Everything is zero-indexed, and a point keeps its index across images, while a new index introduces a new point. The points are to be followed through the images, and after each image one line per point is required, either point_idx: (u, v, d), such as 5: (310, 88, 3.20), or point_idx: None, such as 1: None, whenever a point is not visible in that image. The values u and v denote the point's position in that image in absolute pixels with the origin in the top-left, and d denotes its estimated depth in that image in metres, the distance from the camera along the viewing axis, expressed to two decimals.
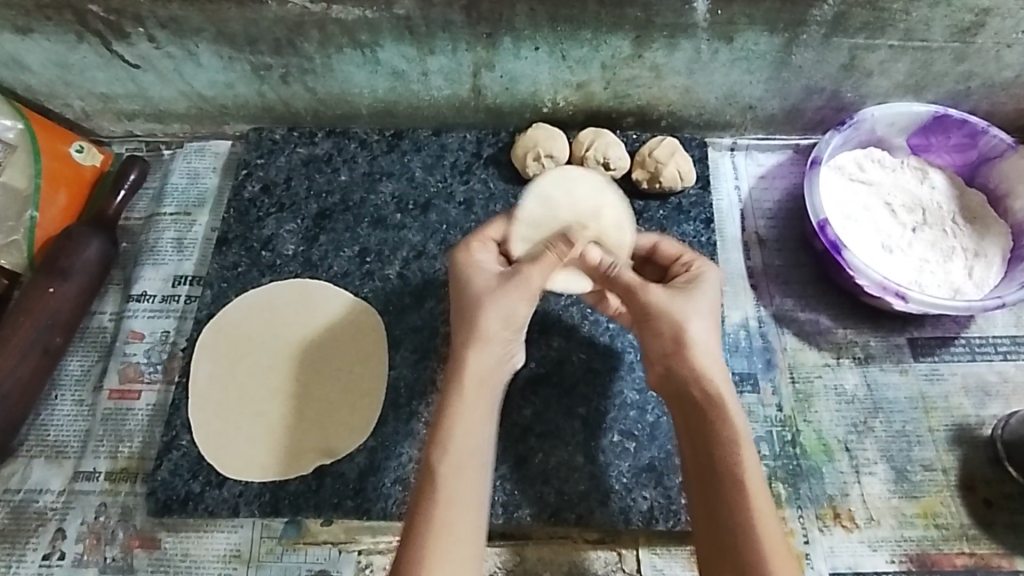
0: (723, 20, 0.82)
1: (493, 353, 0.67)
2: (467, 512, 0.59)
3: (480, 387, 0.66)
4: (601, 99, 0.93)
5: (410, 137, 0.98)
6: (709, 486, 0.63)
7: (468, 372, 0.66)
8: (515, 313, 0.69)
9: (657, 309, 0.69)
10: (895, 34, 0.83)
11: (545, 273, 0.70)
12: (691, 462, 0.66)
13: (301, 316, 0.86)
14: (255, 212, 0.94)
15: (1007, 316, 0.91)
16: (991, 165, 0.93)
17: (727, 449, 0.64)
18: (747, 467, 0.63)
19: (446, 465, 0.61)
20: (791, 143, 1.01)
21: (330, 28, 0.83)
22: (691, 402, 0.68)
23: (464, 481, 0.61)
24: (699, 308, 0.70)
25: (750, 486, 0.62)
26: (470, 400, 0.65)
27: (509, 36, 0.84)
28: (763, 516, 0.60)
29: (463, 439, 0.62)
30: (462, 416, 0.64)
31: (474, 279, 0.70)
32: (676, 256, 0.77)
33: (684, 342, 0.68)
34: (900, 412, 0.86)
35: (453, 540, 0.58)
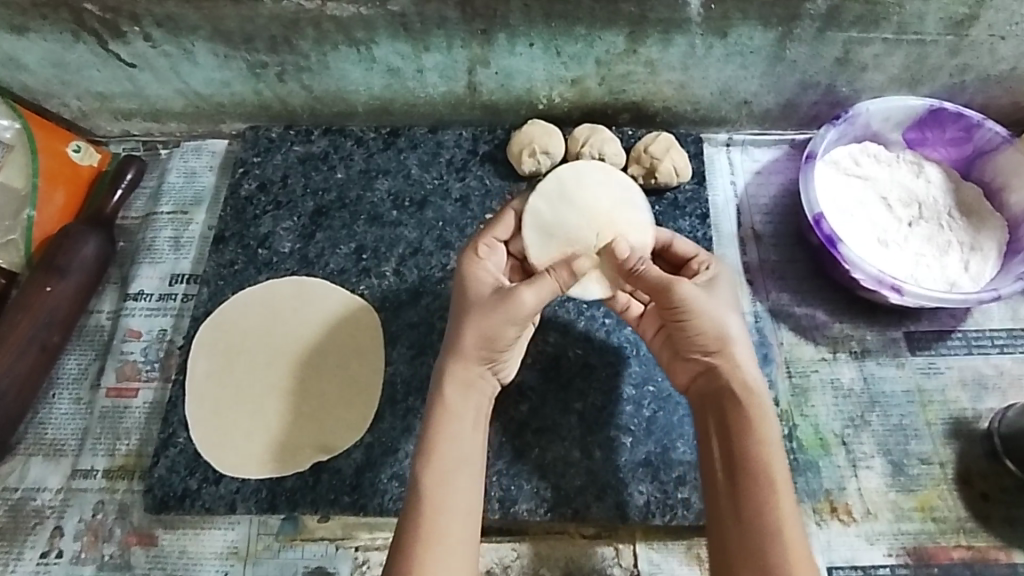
0: (717, 14, 0.82)
1: (475, 367, 0.68)
2: (460, 521, 0.61)
3: (463, 397, 0.67)
4: (596, 95, 0.94)
5: (406, 134, 0.98)
6: (740, 482, 0.63)
7: (449, 381, 0.67)
8: (499, 335, 0.68)
9: (698, 307, 0.69)
10: (890, 27, 0.83)
11: (539, 294, 0.67)
12: (720, 458, 0.66)
13: (297, 313, 0.87)
14: (252, 210, 0.94)
15: (1004, 309, 0.91)
16: (987, 159, 0.93)
17: (761, 447, 0.64)
18: (778, 469, 0.63)
19: (430, 476, 0.63)
20: (787, 138, 1.01)
21: (325, 25, 0.83)
22: (723, 399, 0.68)
23: (451, 490, 0.62)
24: (733, 310, 0.71)
25: (779, 485, 0.62)
26: (458, 412, 0.67)
27: (504, 32, 0.84)
28: (792, 518, 0.61)
29: (449, 449, 0.64)
30: (446, 427, 0.65)
31: (474, 289, 0.69)
32: (690, 256, 0.78)
33: (724, 342, 0.69)
34: (897, 405, 0.86)
35: (447, 547, 0.59)
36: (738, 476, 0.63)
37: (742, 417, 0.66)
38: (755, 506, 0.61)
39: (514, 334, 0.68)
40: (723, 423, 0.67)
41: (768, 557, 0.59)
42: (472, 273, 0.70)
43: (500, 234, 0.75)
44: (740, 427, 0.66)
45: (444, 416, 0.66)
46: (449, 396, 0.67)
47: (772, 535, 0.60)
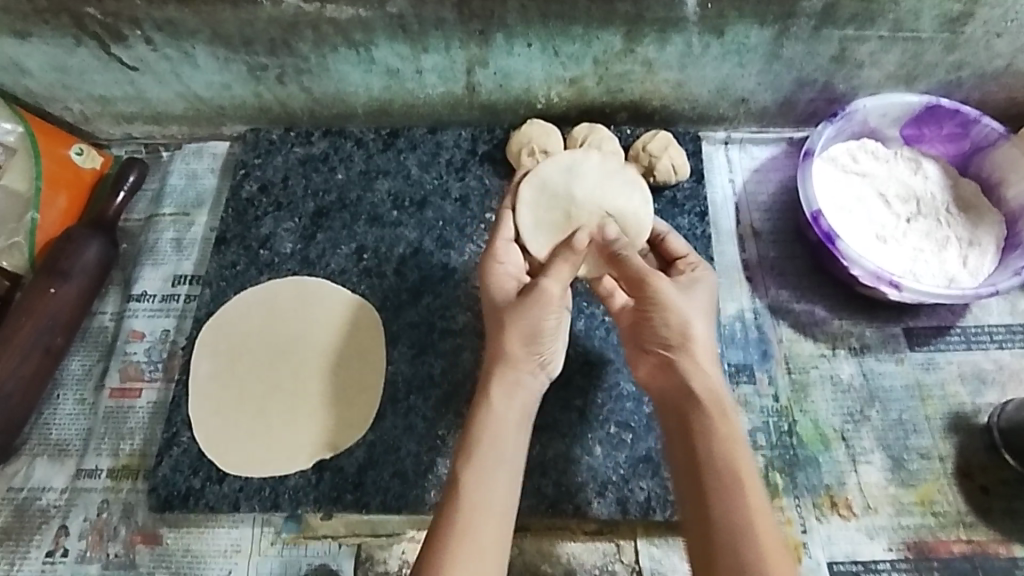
0: (714, 13, 0.82)
1: (529, 367, 0.70)
2: (493, 523, 0.61)
3: (508, 401, 0.68)
4: (594, 94, 0.94)
5: (406, 135, 0.99)
6: (706, 480, 0.63)
7: (496, 382, 0.68)
8: (537, 328, 0.69)
9: (666, 304, 0.69)
10: (885, 24, 0.84)
11: (562, 282, 0.70)
12: (688, 458, 0.65)
13: (298, 312, 0.87)
14: (253, 212, 0.94)
15: (1003, 304, 0.92)
16: (984, 155, 0.94)
17: (725, 445, 0.64)
18: (745, 467, 0.63)
19: (472, 476, 0.63)
20: (784, 136, 1.01)
21: (324, 28, 0.84)
22: (688, 397, 0.68)
23: (488, 491, 0.62)
24: (698, 307, 0.71)
25: (748, 484, 0.62)
26: (508, 416, 0.67)
27: (502, 33, 0.85)
28: (762, 518, 0.60)
29: (492, 450, 0.64)
30: (492, 425, 0.66)
31: (498, 294, 0.72)
32: (680, 254, 0.79)
33: (689, 340, 0.69)
34: (896, 400, 0.86)
35: (477, 547, 0.59)
36: (701, 475, 0.64)
37: (706, 415, 0.66)
38: (723, 505, 0.61)
39: (551, 321, 0.69)
40: (687, 421, 0.67)
41: (742, 557, 0.58)
42: (494, 279, 0.73)
43: (511, 234, 0.77)
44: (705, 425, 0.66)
45: (488, 416, 0.66)
46: (497, 402, 0.67)
47: (738, 530, 0.60)
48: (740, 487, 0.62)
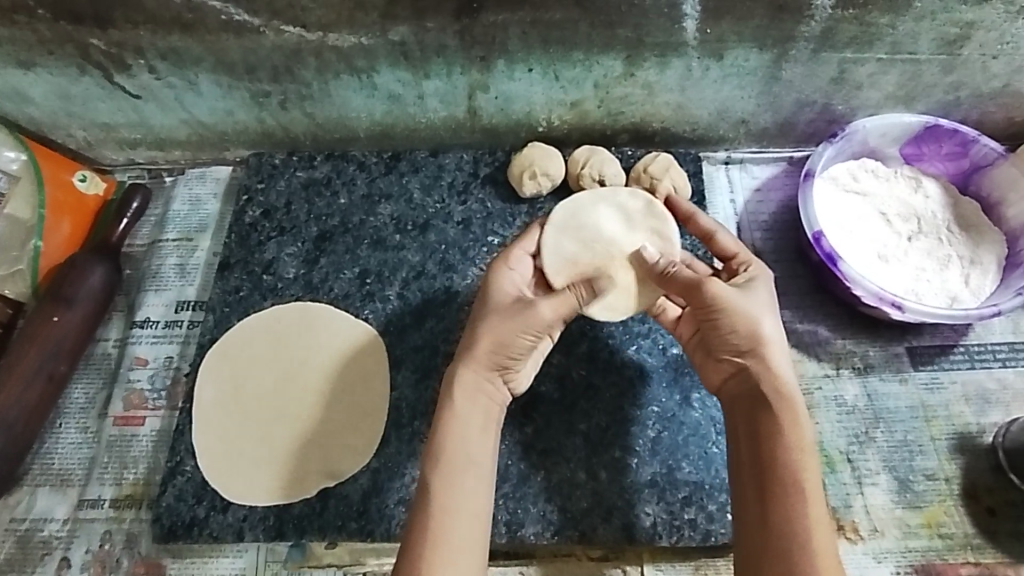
0: (713, 38, 0.82)
1: (483, 371, 0.70)
2: (469, 525, 0.62)
3: (472, 405, 0.68)
4: (595, 116, 0.95)
5: (408, 158, 1.01)
6: (768, 484, 0.63)
7: (458, 387, 0.69)
8: (511, 343, 0.70)
9: (729, 306, 0.69)
10: (883, 47, 0.83)
11: (556, 308, 0.71)
12: (750, 457, 0.66)
13: (302, 337, 0.88)
14: (256, 237, 0.96)
15: (1005, 323, 0.92)
16: (984, 174, 0.94)
17: (790, 453, 0.64)
18: (809, 476, 0.63)
19: (440, 484, 0.63)
20: (784, 156, 1.01)
21: (326, 55, 0.84)
22: (754, 399, 0.68)
23: (460, 495, 0.63)
24: (765, 307, 0.71)
25: (810, 495, 0.62)
26: (462, 415, 0.68)
27: (503, 59, 0.85)
28: (821, 531, 0.60)
29: (457, 452, 0.65)
30: (454, 429, 0.66)
31: (495, 295, 0.73)
32: (732, 253, 0.78)
33: (759, 343, 0.69)
34: (901, 421, 0.86)
35: (453, 550, 0.60)
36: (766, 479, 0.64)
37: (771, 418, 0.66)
38: (782, 509, 0.62)
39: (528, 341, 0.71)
40: (755, 424, 0.67)
41: (796, 562, 0.59)
42: (496, 278, 0.74)
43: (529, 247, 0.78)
44: (771, 429, 0.66)
45: (450, 420, 0.67)
46: (450, 408, 0.68)
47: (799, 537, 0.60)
48: (800, 496, 0.62)
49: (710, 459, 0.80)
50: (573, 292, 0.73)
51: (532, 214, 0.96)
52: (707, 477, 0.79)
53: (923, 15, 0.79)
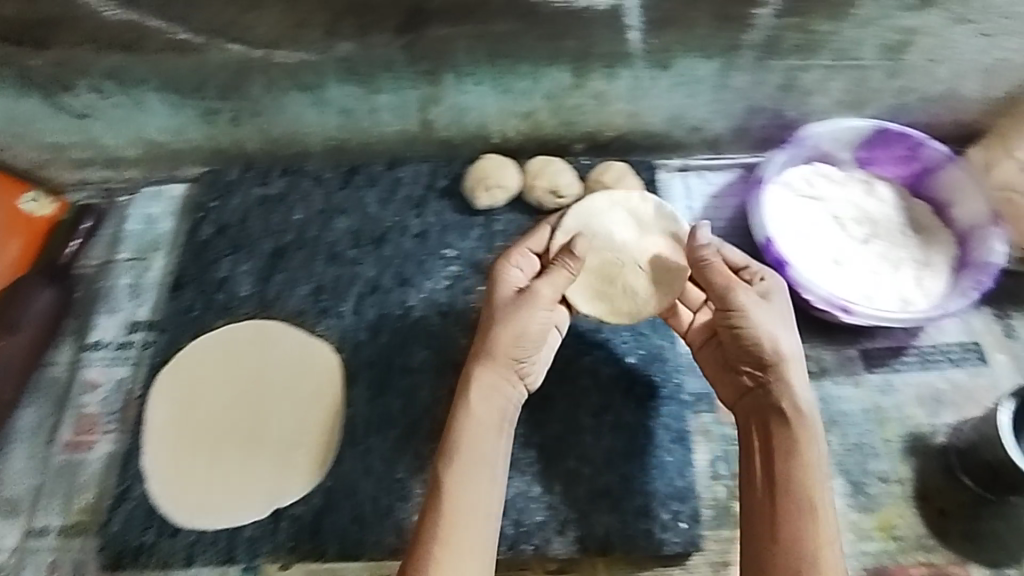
0: (659, 48, 0.82)
1: (501, 369, 0.73)
2: (478, 521, 0.66)
3: (487, 403, 0.72)
4: (549, 127, 0.94)
5: (365, 171, 1.00)
6: (779, 499, 0.66)
7: (475, 385, 0.72)
8: (523, 332, 0.74)
9: (752, 321, 0.72)
10: (828, 54, 0.83)
11: (555, 286, 0.75)
12: (762, 470, 0.69)
13: (254, 356, 0.88)
14: (211, 254, 0.95)
15: (957, 324, 0.93)
16: (934, 176, 0.94)
17: (799, 469, 0.67)
18: (819, 493, 0.66)
19: (451, 480, 0.67)
20: (740, 162, 1.00)
21: (273, 72, 0.84)
22: (770, 414, 0.71)
23: (472, 493, 0.67)
24: (783, 321, 0.73)
25: (820, 513, 0.65)
26: (479, 415, 0.71)
27: (452, 73, 0.85)
28: (829, 549, 0.63)
29: (474, 452, 0.69)
30: (472, 428, 0.70)
31: (500, 288, 0.76)
32: (741, 265, 0.77)
33: (775, 358, 0.71)
34: (855, 425, 0.87)
35: (461, 549, 0.63)
36: (775, 490, 0.67)
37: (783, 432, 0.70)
38: (791, 524, 0.65)
39: (537, 331, 0.74)
40: (766, 437, 0.70)
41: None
42: (500, 275, 0.77)
43: (535, 245, 0.80)
44: (782, 442, 0.69)
45: (469, 421, 0.70)
46: (464, 406, 0.71)
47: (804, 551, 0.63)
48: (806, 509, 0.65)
49: (663, 467, 0.81)
50: (562, 266, 0.76)
51: (488, 226, 0.96)
52: (661, 485, 0.80)
53: (865, 21, 0.80)
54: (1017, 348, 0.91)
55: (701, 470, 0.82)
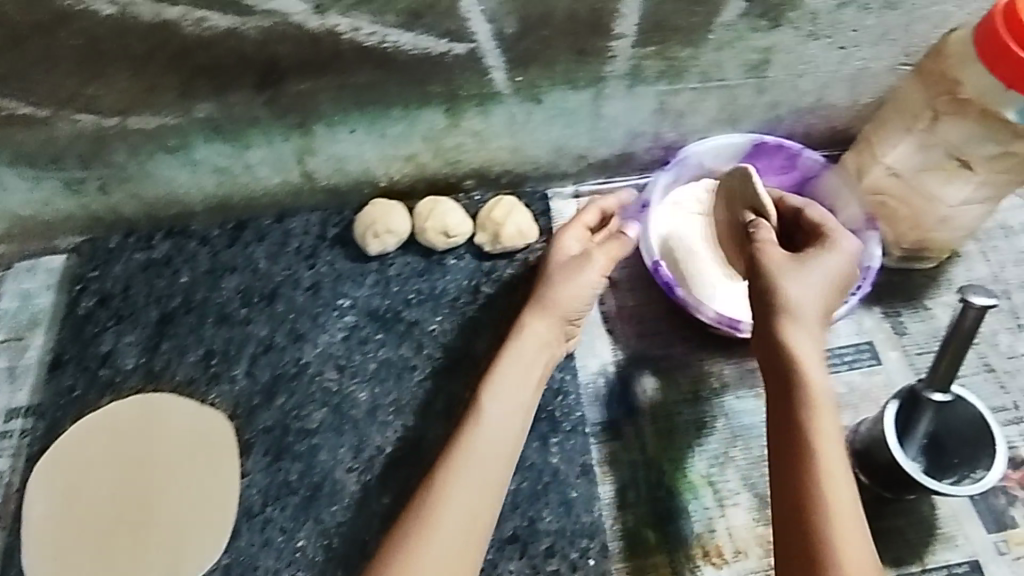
0: (526, 84, 0.82)
1: (552, 323, 0.84)
2: (491, 453, 0.74)
3: (535, 353, 0.82)
4: (434, 167, 0.93)
5: (253, 226, 0.97)
6: (790, 447, 0.64)
7: (525, 332, 0.83)
8: (580, 292, 0.84)
9: (770, 271, 0.71)
10: (693, 77, 0.85)
11: (609, 253, 0.86)
12: (772, 420, 0.67)
13: (140, 434, 0.84)
14: (91, 328, 0.91)
15: (850, 325, 0.95)
16: (813, 184, 0.96)
17: (819, 436, 0.63)
18: (826, 437, 0.63)
19: (488, 410, 0.76)
20: (631, 184, 1.00)
21: (132, 138, 0.81)
22: (773, 363, 0.68)
23: (496, 431, 0.75)
24: (811, 277, 0.70)
25: (824, 457, 0.63)
26: (524, 360, 0.81)
27: (321, 124, 0.82)
28: (834, 489, 0.61)
29: (511, 391, 0.78)
30: (507, 372, 0.79)
31: (559, 253, 0.87)
32: (816, 224, 0.78)
33: (780, 303, 0.69)
34: (758, 437, 0.88)
35: (463, 485, 0.71)
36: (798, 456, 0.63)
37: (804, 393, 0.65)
38: (800, 469, 0.63)
39: (594, 293, 0.85)
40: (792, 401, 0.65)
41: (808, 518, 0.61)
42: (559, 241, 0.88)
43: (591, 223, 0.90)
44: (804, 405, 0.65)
45: (510, 362, 0.80)
46: (516, 343, 0.82)
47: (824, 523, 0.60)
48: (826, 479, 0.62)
49: (570, 504, 0.83)
50: (619, 241, 0.87)
51: (383, 272, 0.94)
52: (568, 523, 0.82)
53: (723, 44, 0.81)
54: (907, 343, 0.94)
55: (608, 501, 0.84)
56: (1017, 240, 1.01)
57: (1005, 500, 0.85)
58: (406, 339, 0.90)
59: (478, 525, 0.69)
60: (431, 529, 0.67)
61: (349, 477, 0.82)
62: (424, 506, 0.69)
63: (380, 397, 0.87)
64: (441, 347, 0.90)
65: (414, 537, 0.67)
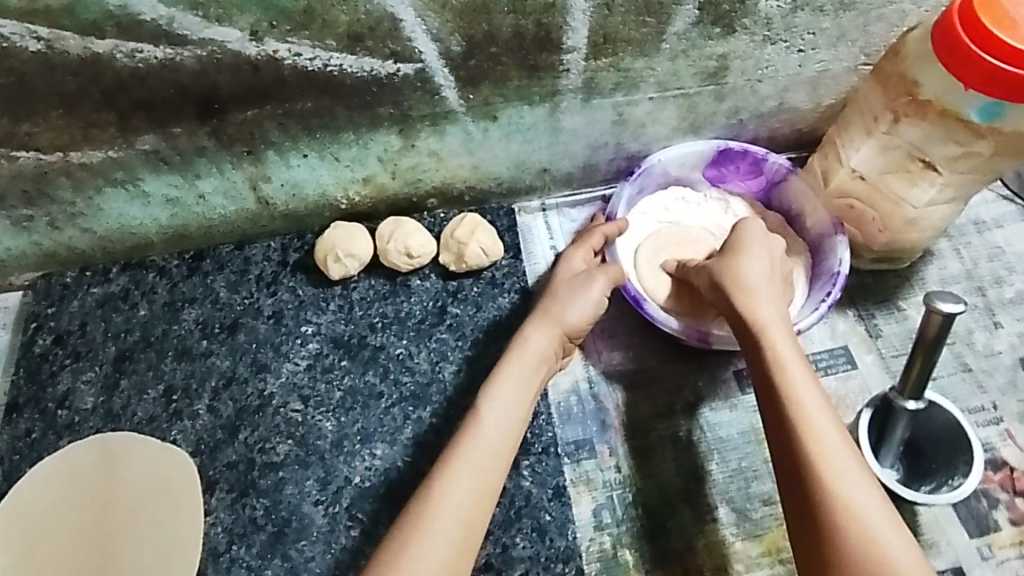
0: (478, 102, 0.81)
1: (552, 331, 0.81)
2: (487, 462, 0.71)
3: (536, 361, 0.79)
4: (394, 187, 0.91)
5: (212, 255, 0.94)
6: (800, 467, 0.67)
7: (525, 336, 0.80)
8: (585, 312, 0.82)
9: (738, 284, 0.78)
10: (649, 87, 0.84)
11: (615, 274, 0.84)
12: (778, 439, 0.69)
13: (101, 476, 0.82)
14: (48, 368, 0.88)
15: (823, 330, 0.92)
16: (781, 188, 0.95)
17: (821, 454, 0.66)
18: (828, 452, 0.67)
19: (485, 413, 0.74)
20: (598, 195, 0.99)
21: (78, 173, 0.79)
22: (767, 377, 0.72)
23: (490, 438, 0.73)
24: (764, 275, 0.79)
25: (832, 472, 0.65)
26: (523, 364, 0.78)
27: (272, 150, 0.82)
28: (846, 502, 0.64)
29: (506, 395, 0.76)
30: (502, 379, 0.77)
31: (566, 269, 0.85)
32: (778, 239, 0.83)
33: (754, 315, 0.76)
34: (734, 449, 0.86)
35: (448, 495, 0.68)
36: (805, 472, 0.66)
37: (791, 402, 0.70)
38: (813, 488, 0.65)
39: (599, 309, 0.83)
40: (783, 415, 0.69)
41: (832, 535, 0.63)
42: (567, 257, 0.86)
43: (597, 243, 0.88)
44: (797, 417, 0.69)
45: (509, 366, 0.78)
46: (518, 350, 0.79)
47: (848, 531, 0.63)
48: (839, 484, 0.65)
49: (543, 529, 0.81)
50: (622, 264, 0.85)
51: (346, 297, 0.92)
52: (542, 549, 0.80)
53: (676, 54, 0.81)
54: (882, 346, 0.91)
55: (584, 523, 0.82)
56: (989, 235, 0.98)
57: (988, 503, 0.82)
58: (372, 365, 0.88)
59: (464, 541, 0.67)
60: (421, 539, 0.65)
61: (316, 511, 0.80)
62: (409, 518, 0.67)
63: (347, 427, 0.84)
64: (407, 371, 0.88)
65: (401, 547, 0.65)
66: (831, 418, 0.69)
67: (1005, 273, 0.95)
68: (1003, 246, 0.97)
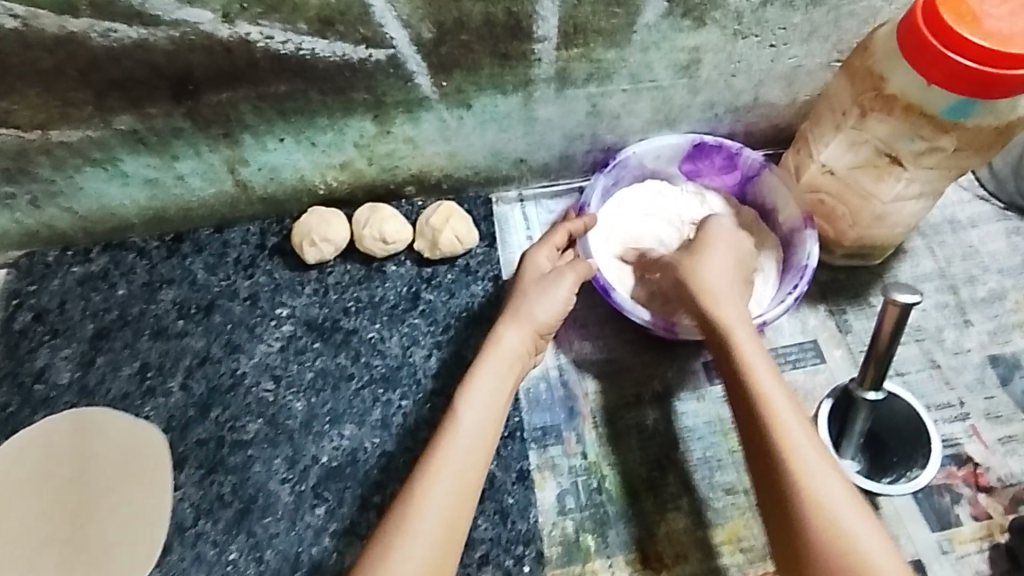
0: (452, 90, 0.83)
1: (524, 331, 0.81)
2: (465, 460, 0.72)
3: (508, 362, 0.79)
4: (371, 174, 0.92)
5: (192, 238, 0.95)
6: (775, 473, 0.68)
7: (499, 336, 0.80)
8: (552, 309, 0.82)
9: (708, 291, 0.79)
10: (623, 79, 0.85)
11: (578, 273, 0.84)
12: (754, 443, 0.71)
13: (74, 450, 0.83)
14: (26, 344, 0.89)
15: (794, 324, 0.93)
16: (756, 183, 0.95)
17: (796, 459, 0.68)
18: (803, 456, 0.68)
19: (462, 416, 0.74)
20: (575, 187, 1.00)
21: (57, 151, 0.81)
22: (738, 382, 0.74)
23: (465, 440, 0.73)
24: (727, 276, 0.81)
25: (804, 475, 0.67)
26: (496, 363, 0.78)
27: (248, 133, 0.83)
28: (824, 507, 0.66)
29: (478, 395, 0.76)
30: (473, 382, 0.77)
31: (527, 270, 0.85)
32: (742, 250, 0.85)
33: (721, 323, 0.77)
34: (700, 438, 0.87)
35: (427, 498, 0.69)
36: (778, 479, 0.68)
37: (757, 395, 0.72)
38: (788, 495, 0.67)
39: (569, 305, 0.83)
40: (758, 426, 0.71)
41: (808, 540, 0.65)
42: (527, 258, 0.86)
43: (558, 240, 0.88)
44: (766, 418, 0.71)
45: (480, 368, 0.78)
46: (491, 349, 0.79)
47: (819, 532, 0.65)
48: (816, 496, 0.66)
49: (506, 512, 0.83)
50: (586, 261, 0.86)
51: (322, 281, 0.93)
52: (504, 532, 0.82)
53: (647, 45, 0.82)
54: (851, 341, 0.91)
55: (547, 507, 0.83)
56: (965, 235, 0.98)
57: (949, 498, 0.83)
58: (344, 349, 0.89)
59: (448, 542, 0.67)
60: (405, 543, 0.66)
61: (283, 489, 0.81)
62: (393, 522, 0.68)
63: (317, 409, 0.86)
64: (378, 355, 0.89)
65: (386, 549, 0.66)
66: (802, 423, 0.71)
67: (977, 272, 0.96)
68: (977, 246, 0.97)
